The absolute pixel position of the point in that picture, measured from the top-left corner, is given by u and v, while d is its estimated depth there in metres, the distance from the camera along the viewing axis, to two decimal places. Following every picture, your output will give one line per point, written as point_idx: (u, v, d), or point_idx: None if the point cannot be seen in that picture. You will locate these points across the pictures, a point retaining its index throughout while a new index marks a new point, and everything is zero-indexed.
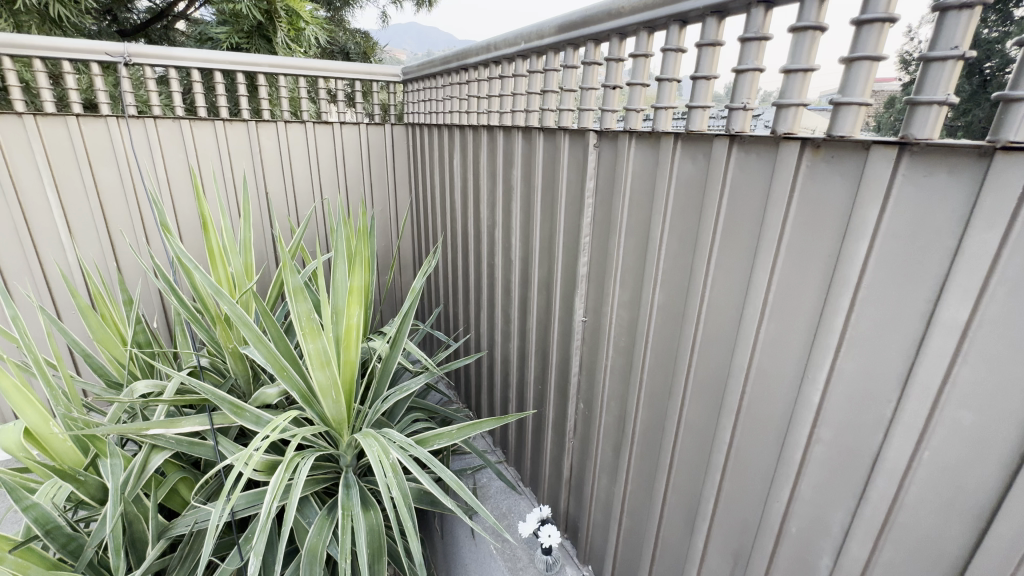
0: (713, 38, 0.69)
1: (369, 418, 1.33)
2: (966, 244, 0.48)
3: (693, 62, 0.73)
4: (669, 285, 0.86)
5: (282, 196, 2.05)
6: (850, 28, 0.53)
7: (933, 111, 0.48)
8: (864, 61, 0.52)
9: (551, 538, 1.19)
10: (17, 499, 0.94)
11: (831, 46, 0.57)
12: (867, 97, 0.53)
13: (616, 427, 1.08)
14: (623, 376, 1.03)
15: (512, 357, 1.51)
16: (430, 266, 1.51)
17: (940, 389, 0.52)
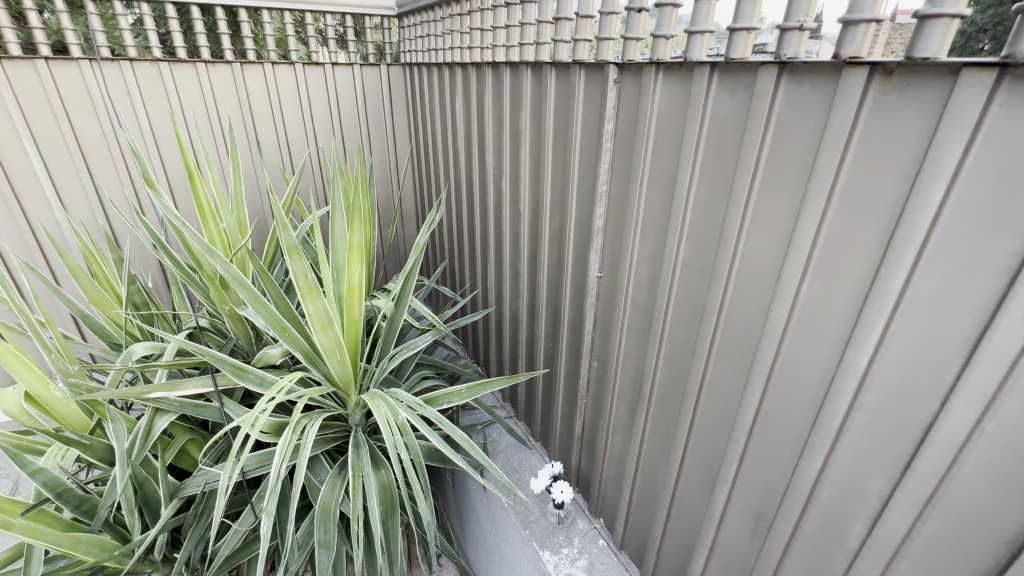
0: None
1: (377, 378, 1.30)
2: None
3: None
4: (696, 237, 0.79)
5: (275, 146, 1.94)
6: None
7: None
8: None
9: (563, 494, 1.19)
10: (22, 465, 0.92)
11: None
12: (963, 8, 0.43)
13: (632, 386, 1.04)
14: (641, 334, 0.98)
15: (521, 314, 1.46)
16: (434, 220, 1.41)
17: (1016, 356, 0.46)
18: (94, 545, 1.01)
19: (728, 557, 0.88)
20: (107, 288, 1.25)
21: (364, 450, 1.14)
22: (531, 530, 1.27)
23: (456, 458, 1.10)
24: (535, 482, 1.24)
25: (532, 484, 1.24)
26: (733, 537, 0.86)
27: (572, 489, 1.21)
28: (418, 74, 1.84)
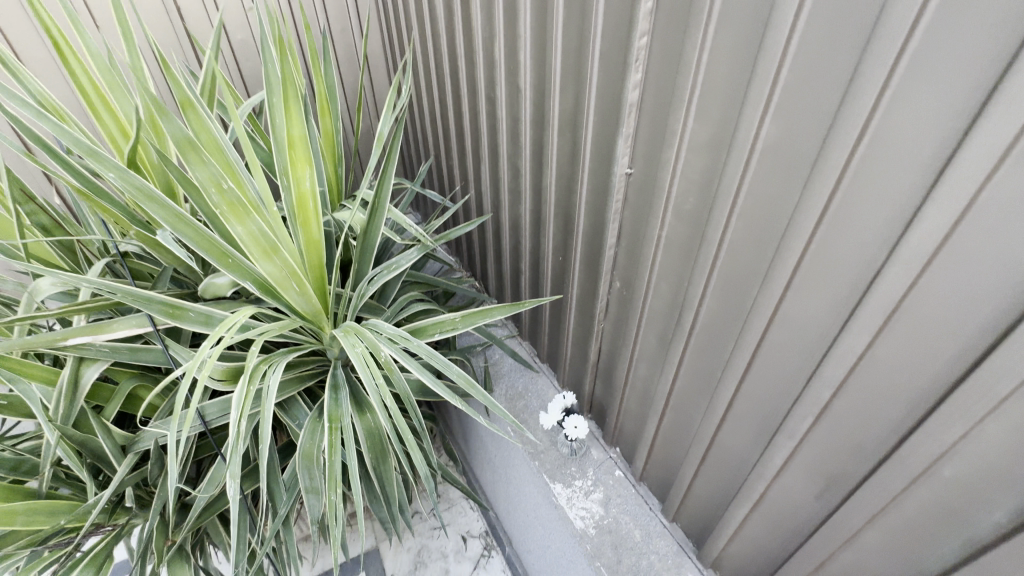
0: None
1: (354, 305, 1.09)
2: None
3: None
4: (793, 111, 0.52)
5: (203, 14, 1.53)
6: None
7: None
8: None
9: (578, 430, 1.06)
10: None
11: None
12: None
13: (666, 314, 0.83)
14: (684, 252, 0.75)
15: (523, 222, 1.21)
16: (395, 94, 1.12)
17: None
18: (39, 513, 0.88)
19: (778, 513, 0.74)
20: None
21: (344, 394, 0.96)
22: (541, 461, 1.16)
23: (453, 400, 0.93)
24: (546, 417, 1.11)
25: (542, 419, 1.11)
26: (789, 495, 0.71)
27: (587, 424, 1.07)
28: None
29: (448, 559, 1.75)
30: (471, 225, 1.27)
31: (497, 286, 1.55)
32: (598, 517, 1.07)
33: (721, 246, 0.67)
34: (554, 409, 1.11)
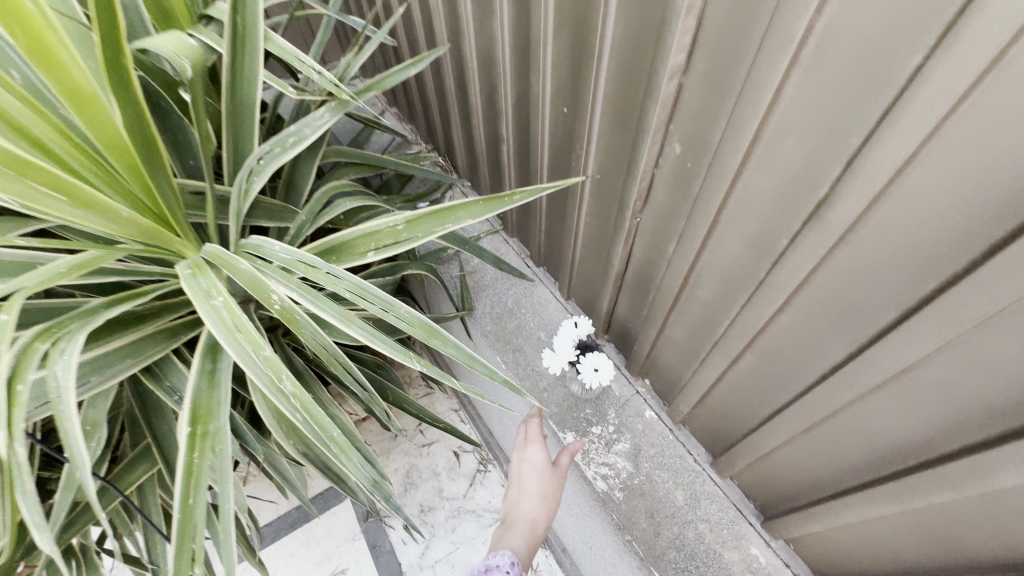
0: None
1: (236, 211, 0.67)
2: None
3: None
4: None
5: None
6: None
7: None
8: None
9: (599, 377, 0.74)
10: None
11: None
12: None
13: (782, 205, 0.45)
14: (864, 78, 0.34)
15: (500, 54, 0.74)
16: None
17: None
18: None
19: (950, 523, 0.46)
20: None
21: (226, 359, 0.58)
22: (543, 403, 0.89)
23: (405, 361, 0.55)
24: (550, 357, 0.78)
25: (546, 359, 0.78)
26: (994, 512, 0.42)
27: (611, 366, 0.75)
28: None
29: (441, 477, 1.34)
30: (414, 69, 0.78)
31: (468, 162, 1.11)
32: (626, 476, 0.80)
33: (1021, 42, 0.27)
34: (563, 346, 0.78)
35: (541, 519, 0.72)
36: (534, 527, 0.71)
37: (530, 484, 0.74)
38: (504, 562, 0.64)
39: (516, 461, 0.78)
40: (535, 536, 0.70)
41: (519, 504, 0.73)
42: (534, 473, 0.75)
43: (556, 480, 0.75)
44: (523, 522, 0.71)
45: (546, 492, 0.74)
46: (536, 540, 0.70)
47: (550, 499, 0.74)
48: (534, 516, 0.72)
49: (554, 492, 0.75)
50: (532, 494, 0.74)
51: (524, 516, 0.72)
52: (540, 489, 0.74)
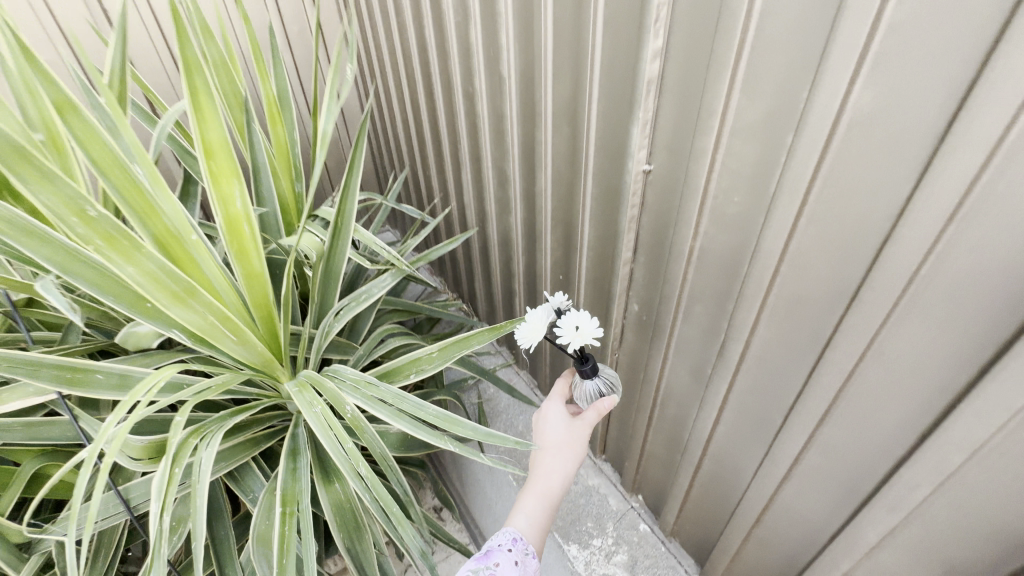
0: None
1: (318, 347, 0.91)
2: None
3: None
4: (893, 82, 0.37)
5: (136, 19, 1.31)
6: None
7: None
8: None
9: (582, 335, 0.55)
10: None
11: None
12: None
13: (702, 345, 0.67)
14: (725, 273, 0.59)
15: (514, 237, 1.04)
16: (348, 81, 0.87)
17: None
18: None
19: None
20: None
21: (303, 460, 0.76)
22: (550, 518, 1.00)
23: (442, 444, 0.69)
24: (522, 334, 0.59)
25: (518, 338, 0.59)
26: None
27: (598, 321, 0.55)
28: None
29: None
30: (452, 244, 1.08)
31: (488, 308, 1.39)
32: None
33: (781, 266, 0.51)
34: (537, 318, 0.59)
35: (558, 483, 0.61)
36: (550, 490, 0.60)
37: (549, 440, 0.63)
38: (509, 537, 0.57)
39: (535, 420, 0.67)
40: (550, 498, 0.60)
41: (535, 462, 0.63)
42: (552, 430, 0.64)
43: (578, 436, 0.63)
44: (537, 482, 0.61)
45: (565, 448, 0.62)
46: (551, 503, 0.60)
47: (573, 455, 0.62)
48: (552, 473, 0.61)
49: (577, 447, 0.63)
50: (549, 449, 0.62)
51: (539, 476, 0.61)
52: (560, 442, 0.63)
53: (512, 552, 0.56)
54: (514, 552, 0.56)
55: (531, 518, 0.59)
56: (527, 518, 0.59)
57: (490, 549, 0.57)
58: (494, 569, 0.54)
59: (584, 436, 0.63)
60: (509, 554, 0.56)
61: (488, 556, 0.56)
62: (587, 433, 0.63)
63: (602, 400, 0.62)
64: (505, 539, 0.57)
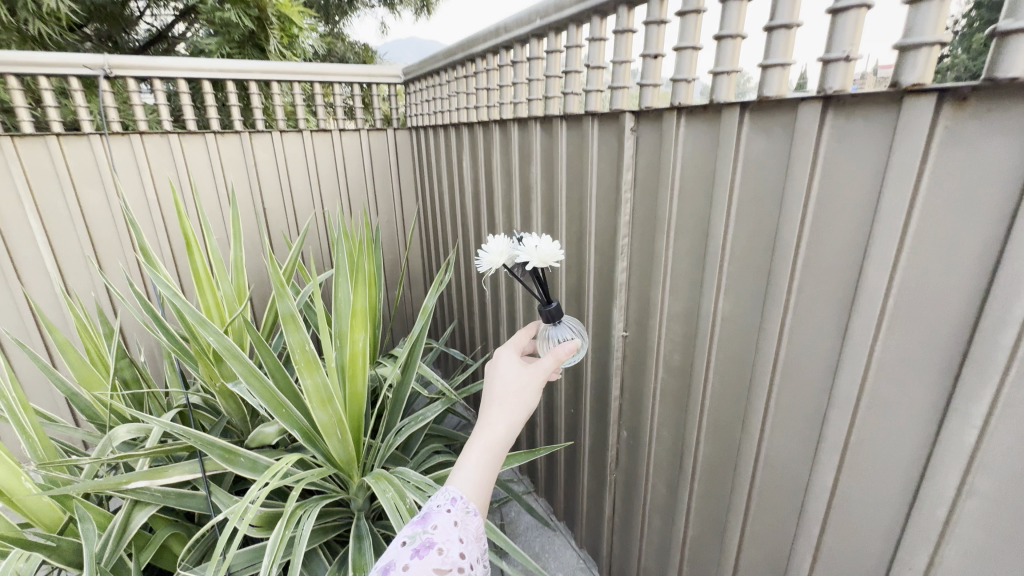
0: (787, 19, 0.54)
1: (381, 455, 1.16)
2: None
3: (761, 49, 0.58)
4: (736, 296, 0.71)
5: (281, 211, 1.87)
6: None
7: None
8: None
9: (541, 252, 0.64)
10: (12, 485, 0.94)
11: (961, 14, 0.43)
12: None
13: (671, 461, 0.90)
14: (677, 404, 0.86)
15: None
16: (444, 282, 1.29)
17: None
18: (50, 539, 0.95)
19: None
20: (97, 364, 1.16)
21: (367, 544, 0.98)
22: None
23: None
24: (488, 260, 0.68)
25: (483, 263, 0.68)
26: None
27: (553, 242, 0.65)
28: (425, 132, 1.82)
29: None
30: None
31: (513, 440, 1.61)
32: None
33: (706, 398, 0.79)
34: (501, 246, 0.68)
35: (504, 429, 0.52)
36: (497, 439, 0.51)
37: (497, 387, 0.56)
38: (448, 496, 0.48)
39: (485, 369, 0.60)
40: (497, 448, 0.51)
41: (482, 412, 0.54)
42: (503, 377, 0.56)
43: (532, 382, 0.56)
44: (481, 431, 0.52)
45: (516, 394, 0.55)
46: (498, 453, 0.51)
47: (523, 400, 0.55)
48: (499, 420, 0.53)
49: (529, 394, 0.56)
50: (500, 396, 0.55)
51: (485, 425, 0.52)
52: (511, 388, 0.55)
53: (452, 512, 0.47)
54: (454, 513, 0.47)
55: (474, 472, 0.49)
56: (469, 475, 0.49)
57: (426, 512, 0.47)
58: (432, 532, 0.45)
59: (538, 381, 0.57)
60: (448, 515, 0.46)
61: (426, 519, 0.46)
62: (543, 378, 0.57)
63: (561, 347, 0.60)
64: (444, 498, 0.48)
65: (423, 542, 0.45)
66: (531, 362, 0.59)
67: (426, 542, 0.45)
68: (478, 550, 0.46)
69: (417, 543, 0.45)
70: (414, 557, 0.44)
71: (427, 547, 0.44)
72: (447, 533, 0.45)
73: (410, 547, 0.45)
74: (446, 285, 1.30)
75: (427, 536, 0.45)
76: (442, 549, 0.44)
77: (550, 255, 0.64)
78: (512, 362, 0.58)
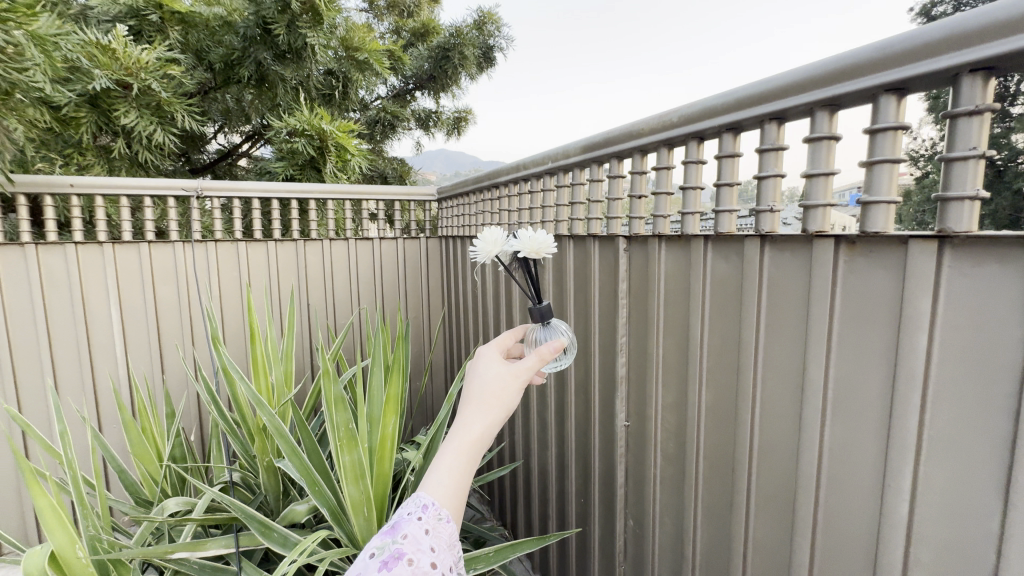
0: (730, 179, 0.76)
1: None
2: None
3: (713, 197, 0.80)
4: (715, 387, 0.83)
5: (322, 306, 2.09)
6: (937, 82, 0.51)
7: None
8: (972, 116, 0.48)
9: (534, 239, 0.78)
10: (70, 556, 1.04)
11: (843, 184, 0.63)
12: (889, 229, 0.57)
13: (673, 547, 0.95)
14: (674, 490, 0.94)
15: (549, 467, 1.39)
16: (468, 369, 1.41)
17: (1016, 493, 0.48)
18: None
19: None
20: (152, 442, 1.29)
21: None
22: None
23: None
24: (485, 246, 0.83)
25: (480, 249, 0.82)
26: None
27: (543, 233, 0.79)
28: (453, 241, 2.08)
29: None
30: (505, 470, 1.37)
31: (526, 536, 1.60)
32: None
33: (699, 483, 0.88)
34: (497, 236, 0.83)
35: (479, 430, 0.56)
36: (472, 440, 0.56)
37: (477, 386, 0.59)
38: (419, 504, 0.53)
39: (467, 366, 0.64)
40: (471, 453, 0.56)
41: (459, 412, 0.58)
42: (481, 379, 0.60)
43: (510, 387, 0.59)
44: (457, 433, 0.56)
45: (495, 394, 0.58)
46: (470, 457, 0.56)
47: (501, 401, 0.58)
48: (474, 424, 0.56)
49: (509, 393, 0.59)
50: (476, 399, 0.58)
51: (461, 426, 0.56)
52: (490, 389, 0.59)
53: (424, 520, 0.52)
54: (426, 520, 0.52)
55: (446, 477, 0.54)
56: (441, 480, 0.54)
57: (398, 521, 0.52)
58: (403, 543, 0.51)
59: (519, 381, 0.60)
60: (419, 523, 0.52)
61: (395, 530, 0.52)
62: (524, 378, 0.61)
63: (546, 348, 0.63)
64: (415, 506, 0.53)
65: (393, 553, 0.50)
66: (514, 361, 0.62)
67: (395, 553, 0.50)
68: (449, 558, 0.52)
69: (387, 555, 0.50)
70: (383, 568, 0.49)
71: (397, 558, 0.50)
72: (418, 543, 0.51)
73: (379, 559, 0.50)
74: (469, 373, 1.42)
75: (397, 547, 0.50)
76: (411, 560, 0.50)
77: (543, 243, 0.77)
78: (494, 365, 0.61)
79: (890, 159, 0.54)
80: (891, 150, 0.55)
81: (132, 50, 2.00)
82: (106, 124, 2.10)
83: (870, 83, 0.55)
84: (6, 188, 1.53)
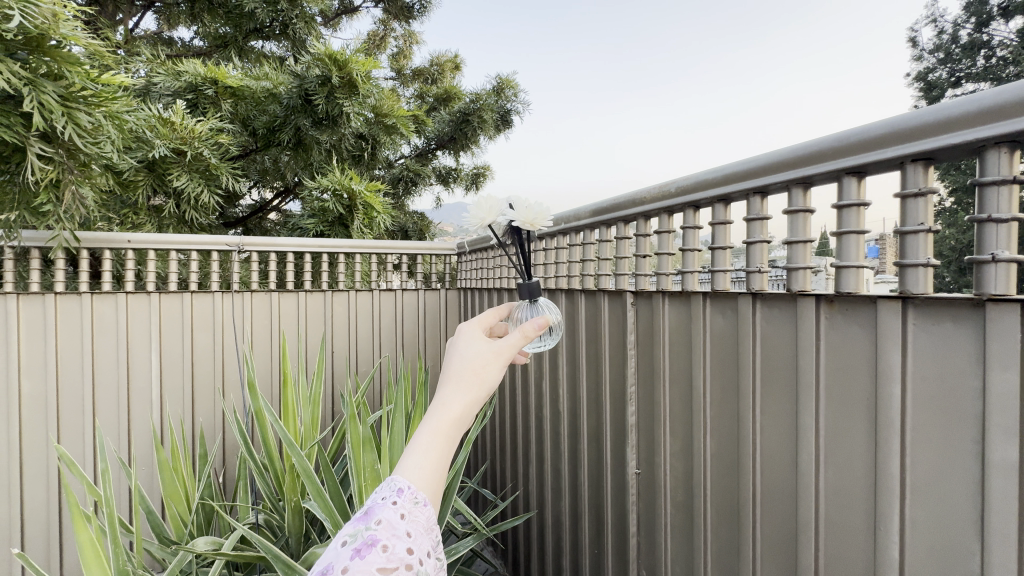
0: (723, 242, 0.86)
1: None
2: (990, 353, 0.52)
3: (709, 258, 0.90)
4: (718, 434, 0.88)
5: (345, 354, 2.18)
6: (888, 167, 0.61)
7: (1003, 228, 0.50)
8: (917, 197, 0.57)
9: (530, 212, 0.93)
10: None
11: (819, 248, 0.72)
12: (859, 289, 0.65)
13: None
14: (684, 539, 0.96)
15: (563, 518, 1.39)
16: (485, 416, 1.46)
17: (989, 531, 0.52)
18: None
19: None
20: (182, 482, 1.35)
21: None
22: None
23: None
24: (480, 209, 0.97)
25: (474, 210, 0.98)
26: None
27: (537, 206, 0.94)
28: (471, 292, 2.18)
29: None
30: (519, 520, 1.35)
31: None
32: None
33: (707, 532, 0.90)
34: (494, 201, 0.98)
35: (459, 408, 0.53)
36: (452, 419, 0.53)
37: (457, 364, 0.57)
38: (394, 487, 0.49)
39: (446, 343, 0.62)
40: (451, 433, 0.53)
41: (437, 390, 0.55)
42: (462, 356, 0.58)
43: (491, 364, 0.57)
44: (435, 412, 0.53)
45: (475, 372, 0.56)
46: (450, 434, 0.53)
47: (483, 378, 0.56)
48: (454, 398, 0.54)
49: (490, 370, 0.57)
50: (456, 374, 0.56)
51: (440, 404, 0.54)
52: (470, 366, 0.57)
53: (398, 504, 0.48)
54: (401, 504, 0.48)
55: (423, 459, 0.51)
56: (418, 461, 0.51)
57: (371, 506, 0.48)
58: (377, 529, 0.47)
59: (501, 358, 0.58)
60: (394, 508, 0.48)
61: (369, 515, 0.48)
62: (506, 355, 0.58)
63: (532, 324, 0.60)
64: (390, 490, 0.49)
65: (366, 540, 0.46)
66: (497, 339, 0.60)
67: (369, 539, 0.46)
68: (427, 543, 0.48)
69: (360, 542, 0.46)
70: (354, 556, 0.45)
71: (370, 545, 0.46)
72: (393, 528, 0.47)
73: (351, 547, 0.46)
74: (486, 420, 1.47)
75: (369, 534, 0.47)
76: (386, 546, 0.46)
77: (538, 216, 0.93)
78: (476, 343, 0.59)
79: (855, 231, 0.63)
80: (856, 223, 0.64)
81: (187, 122, 2.29)
82: (159, 186, 2.31)
83: (833, 166, 0.65)
84: (72, 244, 1.70)
